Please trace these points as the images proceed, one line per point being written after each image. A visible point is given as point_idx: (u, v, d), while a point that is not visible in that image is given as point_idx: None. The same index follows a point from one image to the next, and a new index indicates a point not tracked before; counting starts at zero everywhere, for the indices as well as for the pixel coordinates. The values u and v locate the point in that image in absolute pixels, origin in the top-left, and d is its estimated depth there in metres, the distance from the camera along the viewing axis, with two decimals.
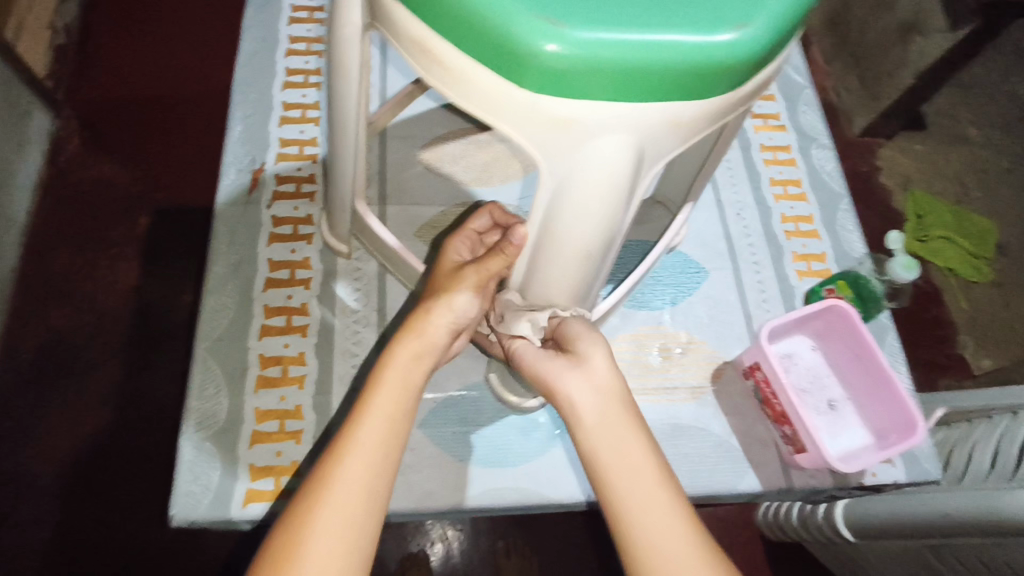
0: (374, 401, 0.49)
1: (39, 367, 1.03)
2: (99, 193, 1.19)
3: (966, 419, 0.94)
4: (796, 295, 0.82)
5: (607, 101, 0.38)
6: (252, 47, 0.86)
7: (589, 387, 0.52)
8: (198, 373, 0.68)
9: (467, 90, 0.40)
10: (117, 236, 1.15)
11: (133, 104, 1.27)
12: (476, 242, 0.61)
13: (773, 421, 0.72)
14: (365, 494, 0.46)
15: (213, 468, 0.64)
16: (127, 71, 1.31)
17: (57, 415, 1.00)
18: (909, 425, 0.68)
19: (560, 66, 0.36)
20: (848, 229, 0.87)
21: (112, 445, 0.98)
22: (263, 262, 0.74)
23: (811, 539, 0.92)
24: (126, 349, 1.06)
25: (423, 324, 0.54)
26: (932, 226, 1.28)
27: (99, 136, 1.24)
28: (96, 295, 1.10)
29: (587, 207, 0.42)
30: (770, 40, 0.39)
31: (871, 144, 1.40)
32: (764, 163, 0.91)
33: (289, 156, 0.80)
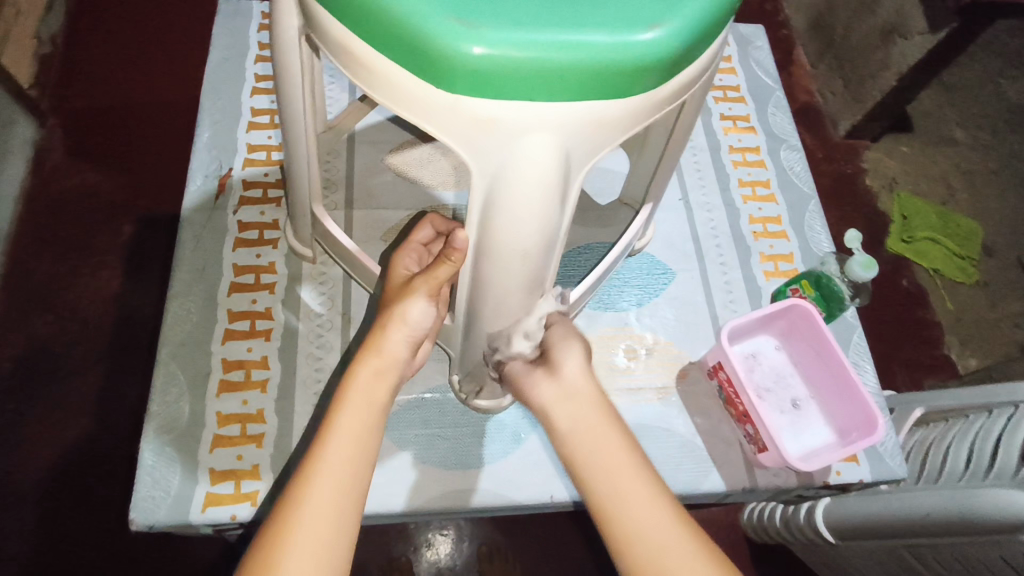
0: (339, 419, 0.50)
1: (20, 375, 1.03)
2: (83, 201, 1.19)
3: (943, 419, 0.93)
4: (763, 295, 0.82)
5: (528, 100, 0.38)
6: (222, 54, 0.87)
7: (563, 395, 0.54)
8: (161, 378, 0.68)
9: (392, 93, 0.40)
10: (101, 243, 1.16)
11: (116, 113, 1.28)
12: (423, 253, 0.63)
13: (737, 420, 0.73)
14: (335, 511, 0.45)
15: (174, 473, 0.64)
16: (111, 80, 1.32)
17: (39, 422, 1.00)
18: (869, 423, 0.68)
19: (477, 67, 0.37)
20: (815, 229, 0.88)
21: (96, 452, 0.99)
22: (228, 267, 0.74)
23: (795, 541, 0.90)
24: (110, 356, 1.06)
25: (381, 342, 0.55)
26: (918, 227, 1.30)
27: (83, 144, 1.25)
28: (79, 303, 1.10)
29: (519, 207, 0.43)
30: (687, 39, 0.39)
31: (856, 146, 1.40)
32: (732, 164, 0.92)
33: (257, 161, 0.80)
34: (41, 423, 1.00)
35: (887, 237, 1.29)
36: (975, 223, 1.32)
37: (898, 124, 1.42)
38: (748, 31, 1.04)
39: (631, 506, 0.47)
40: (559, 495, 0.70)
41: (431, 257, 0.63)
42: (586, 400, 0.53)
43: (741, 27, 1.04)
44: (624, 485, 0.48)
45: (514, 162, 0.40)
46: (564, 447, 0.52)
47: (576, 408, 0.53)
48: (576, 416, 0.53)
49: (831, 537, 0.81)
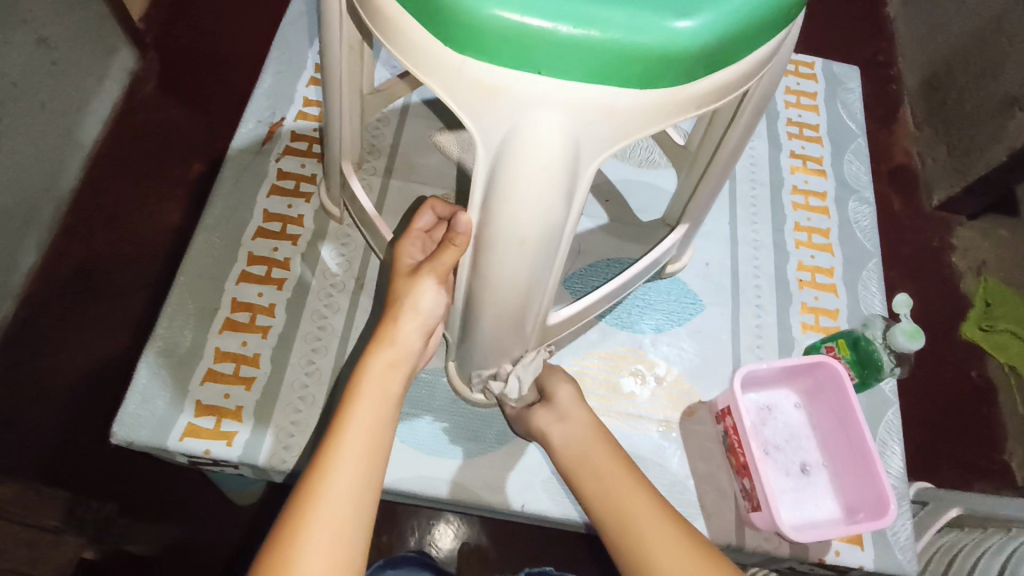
0: (354, 413, 0.50)
1: (74, 283, 1.09)
2: (163, 134, 1.25)
3: (983, 526, 0.84)
4: (795, 347, 0.77)
5: (538, 72, 0.36)
6: (303, 9, 0.89)
7: (561, 421, 0.62)
8: (172, 303, 0.70)
9: (404, 45, 0.39)
10: (171, 176, 1.21)
11: (211, 59, 1.34)
12: (425, 241, 0.60)
13: (736, 472, 0.68)
14: (353, 508, 0.46)
15: (162, 396, 0.65)
16: (211, 27, 1.38)
17: (79, 330, 1.05)
18: (879, 504, 0.62)
19: (488, 27, 0.35)
20: (870, 290, 0.81)
21: (125, 370, 1.03)
22: (258, 212, 0.75)
23: None
24: (158, 284, 1.11)
25: (394, 333, 0.55)
26: (1002, 318, 1.19)
27: (174, 82, 1.31)
28: (140, 227, 1.16)
29: (520, 190, 0.40)
30: (720, 36, 0.36)
31: (949, 220, 1.29)
32: (792, 206, 0.86)
33: (310, 116, 0.81)
34: (81, 334, 1.05)
35: (962, 322, 1.19)
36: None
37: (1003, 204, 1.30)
38: (840, 71, 0.98)
39: (608, 485, 0.56)
40: (530, 507, 0.66)
41: (435, 245, 0.60)
42: (583, 425, 0.61)
43: (834, 65, 0.98)
44: (607, 474, 0.57)
45: (517, 139, 0.38)
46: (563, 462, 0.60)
47: (572, 430, 0.61)
48: (572, 434, 0.61)
49: None
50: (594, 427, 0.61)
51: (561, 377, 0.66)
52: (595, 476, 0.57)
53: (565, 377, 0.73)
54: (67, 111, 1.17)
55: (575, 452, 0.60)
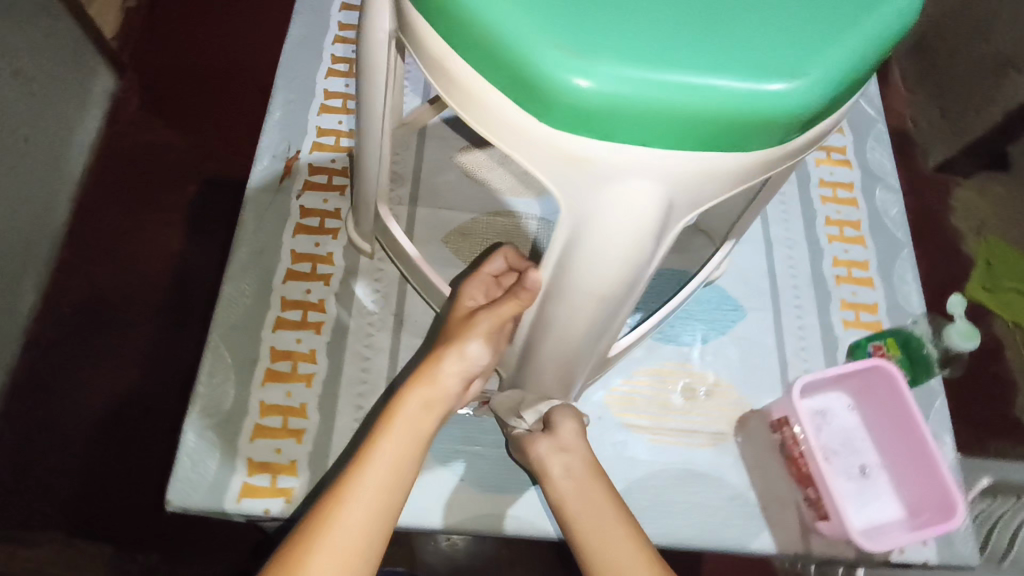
0: (380, 446, 0.48)
1: (78, 322, 0.97)
2: (154, 154, 1.10)
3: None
4: (839, 346, 0.76)
5: (632, 142, 0.35)
6: (302, 32, 0.85)
7: (558, 452, 0.59)
8: (209, 359, 0.67)
9: (484, 114, 0.37)
10: (166, 202, 1.07)
11: (190, 67, 1.17)
12: (492, 286, 0.58)
13: (797, 481, 0.69)
14: (364, 540, 0.45)
15: (213, 458, 0.63)
16: (186, 26, 1.21)
17: (85, 376, 0.94)
18: (948, 506, 0.63)
19: (581, 100, 0.33)
20: (905, 280, 0.81)
21: (139, 417, 0.92)
22: (286, 253, 0.73)
23: None
24: (163, 312, 0.99)
25: (433, 372, 0.52)
26: (1006, 277, 1.11)
27: (158, 92, 1.15)
28: (140, 257, 1.02)
29: (606, 251, 0.39)
30: (824, 94, 0.34)
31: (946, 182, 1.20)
32: (821, 199, 0.85)
33: (326, 146, 0.78)
34: (90, 389, 0.93)
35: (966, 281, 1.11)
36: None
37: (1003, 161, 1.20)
38: None
39: (595, 526, 0.53)
40: None
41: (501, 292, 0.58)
42: (584, 460, 0.58)
43: None
44: (594, 512, 0.54)
45: (605, 209, 0.37)
46: (558, 494, 0.57)
47: (569, 468, 0.58)
48: (570, 469, 0.58)
49: None
50: (591, 471, 0.57)
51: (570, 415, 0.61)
52: (584, 511, 0.54)
53: (615, 398, 0.72)
54: (52, 144, 1.03)
55: (574, 489, 0.56)
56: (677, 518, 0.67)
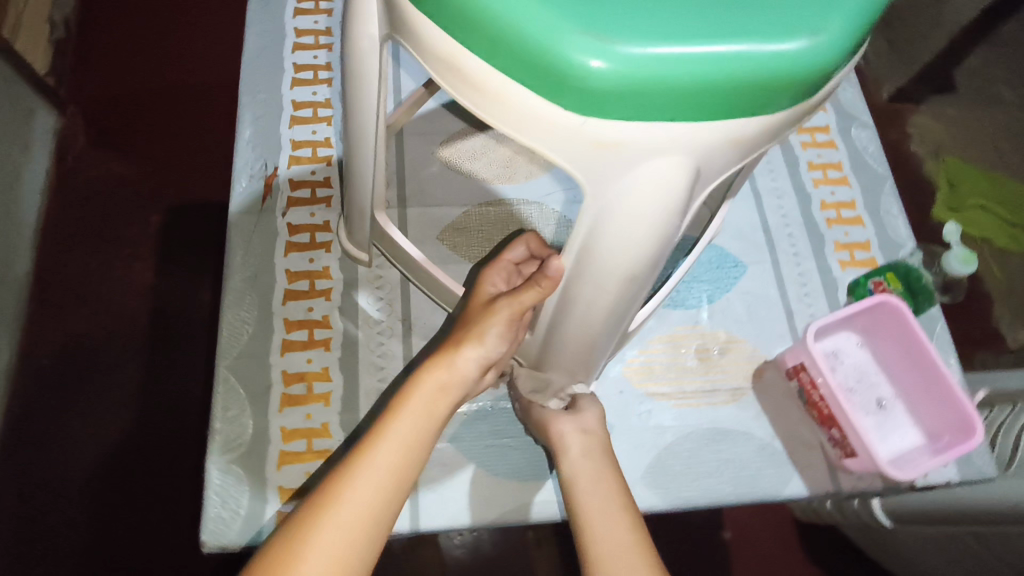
0: (394, 424, 0.47)
1: (59, 374, 0.91)
2: (112, 189, 1.02)
3: (1010, 402, 0.81)
4: (839, 286, 0.78)
5: (662, 120, 0.34)
6: (259, 43, 0.82)
7: (579, 429, 0.59)
8: (221, 393, 0.65)
9: (505, 111, 0.36)
10: (131, 235, 1.00)
11: (134, 90, 1.09)
12: (512, 273, 0.58)
13: (820, 424, 0.69)
14: (371, 516, 0.44)
15: (243, 492, 0.62)
16: (121, 46, 1.12)
17: (74, 428, 0.88)
18: (965, 426, 0.65)
19: (610, 84, 0.32)
20: (892, 213, 0.82)
21: (140, 463, 0.87)
22: (281, 274, 0.71)
23: (848, 525, 0.87)
24: (147, 349, 0.93)
25: (452, 357, 0.51)
26: (967, 195, 1.10)
27: (104, 123, 1.07)
28: (113, 296, 0.96)
29: (634, 231, 0.38)
30: (845, 47, 0.34)
31: (901, 111, 1.21)
32: (800, 146, 0.86)
33: (303, 158, 0.76)
34: (85, 445, 0.87)
35: (932, 205, 1.10)
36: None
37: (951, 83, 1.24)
38: None
39: (601, 508, 0.52)
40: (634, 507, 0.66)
41: (522, 280, 0.57)
42: (602, 445, 0.59)
43: None
44: (602, 494, 0.54)
45: (636, 189, 0.36)
46: (572, 469, 0.56)
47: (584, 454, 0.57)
48: (588, 448, 0.58)
49: (888, 523, 0.79)
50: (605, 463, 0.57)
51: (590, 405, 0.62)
52: (593, 492, 0.54)
53: (633, 369, 0.72)
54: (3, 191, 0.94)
55: (586, 467, 0.56)
56: (710, 478, 0.68)
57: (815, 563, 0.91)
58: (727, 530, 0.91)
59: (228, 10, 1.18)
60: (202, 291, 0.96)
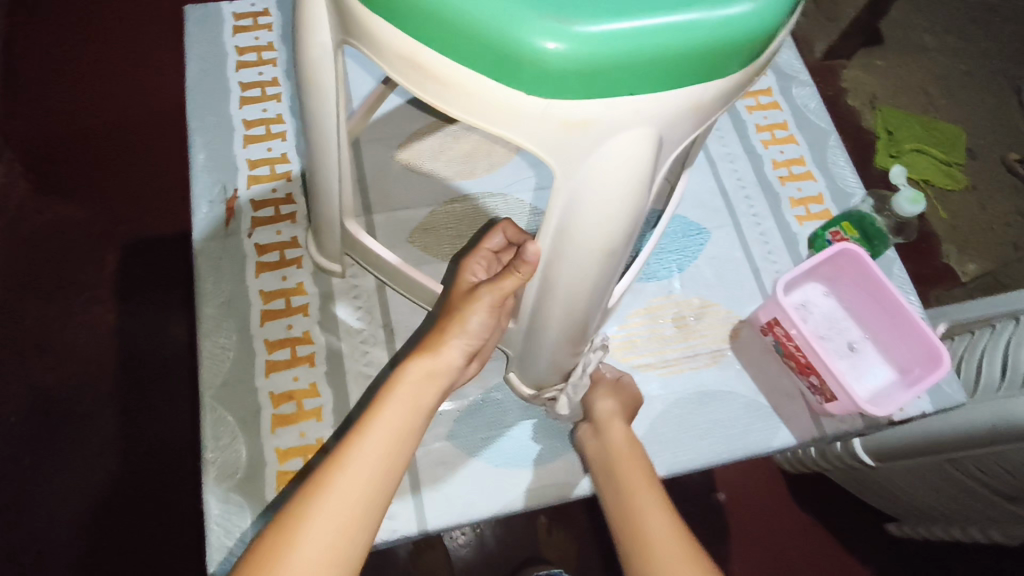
0: (383, 412, 0.47)
1: (32, 428, 0.88)
2: (63, 233, 0.99)
3: (967, 332, 0.86)
4: (799, 241, 0.81)
5: (625, 95, 0.35)
6: (199, 65, 0.81)
7: (594, 435, 0.63)
8: (211, 422, 0.64)
9: (469, 103, 0.37)
10: (88, 276, 0.97)
11: (72, 127, 1.06)
12: (494, 260, 0.58)
13: (798, 373, 0.72)
14: (363, 500, 0.44)
15: (245, 518, 0.61)
16: (53, 85, 1.09)
17: (56, 482, 0.85)
18: (933, 359, 0.68)
19: (572, 63, 0.33)
20: (840, 165, 0.86)
21: (132, 507, 0.85)
22: (255, 295, 0.70)
23: (835, 470, 0.91)
24: (122, 390, 0.91)
25: (438, 345, 0.52)
26: (904, 140, 1.15)
27: (45, 165, 1.03)
28: (81, 341, 0.93)
29: (606, 206, 0.40)
30: (787, 8, 0.36)
31: (835, 67, 1.25)
32: (746, 110, 0.89)
33: (262, 177, 0.76)
34: (69, 497, 0.85)
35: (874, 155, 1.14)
36: (958, 128, 1.20)
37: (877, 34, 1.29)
38: None
39: (629, 500, 0.55)
40: None
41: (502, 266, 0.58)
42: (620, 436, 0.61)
43: None
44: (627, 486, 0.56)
45: (606, 165, 0.38)
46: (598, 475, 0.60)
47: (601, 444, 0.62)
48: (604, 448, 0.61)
49: (871, 461, 0.84)
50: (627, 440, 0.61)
51: (633, 394, 0.68)
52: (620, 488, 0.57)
53: (615, 345, 0.74)
54: None
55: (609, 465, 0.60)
56: (702, 440, 0.70)
57: (809, 508, 0.95)
58: (721, 491, 0.94)
59: (159, 34, 1.15)
60: (169, 326, 0.95)
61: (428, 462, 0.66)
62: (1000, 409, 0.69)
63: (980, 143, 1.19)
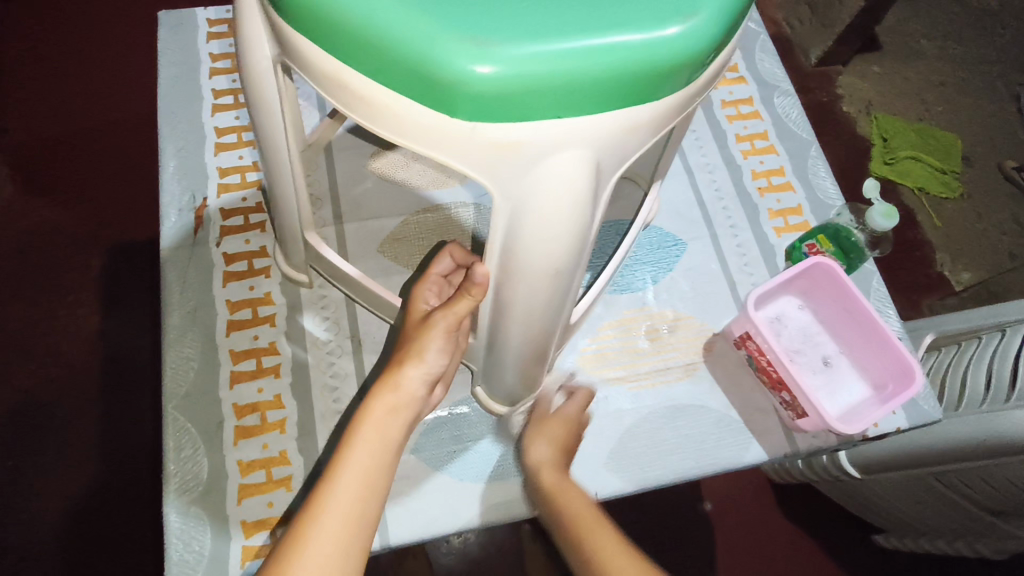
0: (351, 456, 0.46)
1: (10, 434, 0.87)
2: (43, 239, 0.99)
3: (955, 343, 0.84)
4: (777, 253, 0.80)
5: (557, 116, 0.35)
6: (172, 72, 0.80)
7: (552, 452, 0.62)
8: (172, 434, 0.64)
9: (402, 126, 0.37)
10: (69, 280, 0.97)
11: (53, 131, 1.06)
12: (443, 285, 0.58)
13: (771, 388, 0.71)
14: (341, 553, 0.43)
15: (205, 532, 0.60)
16: (35, 89, 1.09)
17: (36, 486, 0.85)
18: (907, 374, 0.67)
19: (501, 86, 0.33)
20: (820, 175, 0.85)
21: (110, 513, 0.84)
22: (221, 305, 0.70)
23: (820, 481, 0.89)
24: (103, 395, 0.90)
25: (397, 378, 0.50)
26: (899, 147, 1.14)
27: (26, 169, 1.03)
28: (59, 346, 0.93)
29: (551, 228, 0.39)
30: (720, 29, 0.35)
31: (828, 73, 1.23)
32: (726, 120, 0.88)
33: (232, 185, 0.75)
34: (49, 505, 0.84)
35: (869, 161, 1.14)
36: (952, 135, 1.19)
37: (868, 42, 1.28)
38: None
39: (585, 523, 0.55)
40: (603, 491, 0.67)
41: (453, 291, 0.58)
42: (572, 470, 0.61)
43: None
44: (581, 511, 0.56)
45: (542, 187, 0.37)
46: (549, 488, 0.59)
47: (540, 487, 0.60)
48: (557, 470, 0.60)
49: (856, 473, 0.82)
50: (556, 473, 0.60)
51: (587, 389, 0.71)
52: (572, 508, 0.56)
53: (586, 358, 0.73)
54: None
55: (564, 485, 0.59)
56: (675, 453, 0.69)
57: (797, 521, 0.93)
58: (707, 502, 0.93)
59: (143, 37, 1.14)
60: (148, 331, 0.94)
61: (393, 475, 0.65)
62: (980, 426, 0.68)
63: (974, 151, 1.18)
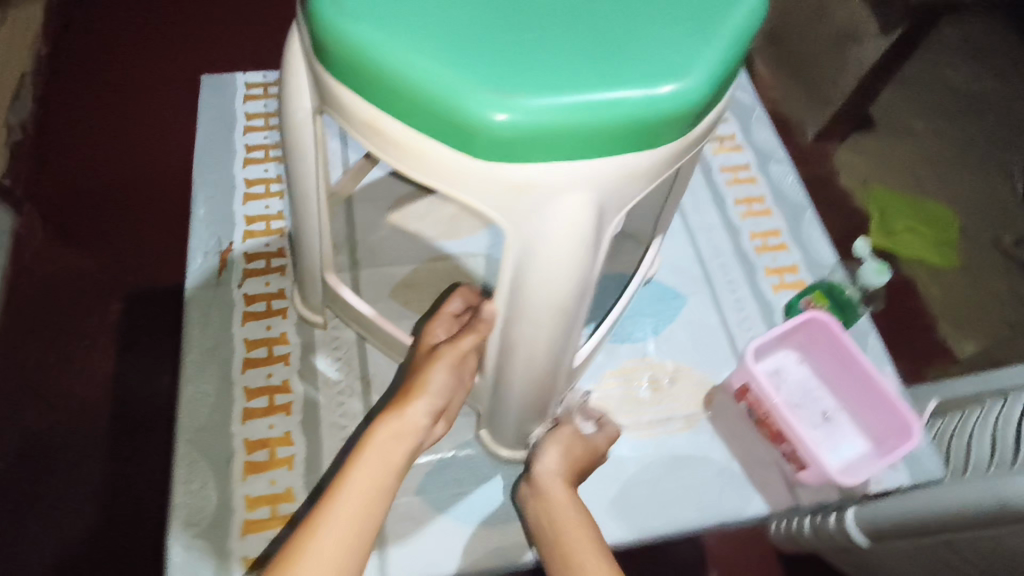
0: (351, 475, 0.48)
1: (17, 473, 0.88)
2: (70, 282, 1.03)
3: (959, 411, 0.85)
4: (774, 309, 0.83)
5: (566, 161, 0.39)
6: (209, 129, 0.87)
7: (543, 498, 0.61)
8: (182, 467, 0.65)
9: (427, 166, 0.41)
10: (89, 326, 1.00)
11: (89, 184, 1.12)
12: (455, 323, 0.61)
13: (772, 441, 0.72)
14: (334, 568, 0.45)
15: (207, 566, 0.61)
16: (77, 145, 1.16)
17: (35, 527, 0.85)
18: (904, 429, 0.69)
19: (517, 132, 0.37)
20: (814, 237, 0.89)
21: (108, 556, 0.84)
22: (239, 342, 0.73)
23: (827, 551, 0.85)
24: (108, 438, 0.92)
25: (402, 406, 0.52)
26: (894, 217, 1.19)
27: (60, 218, 1.08)
28: (74, 387, 0.95)
29: (556, 264, 0.42)
30: (711, 88, 0.39)
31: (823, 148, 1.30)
32: (725, 183, 0.93)
33: (257, 233, 0.80)
34: (46, 547, 0.84)
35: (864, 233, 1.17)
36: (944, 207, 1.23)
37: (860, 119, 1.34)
38: None
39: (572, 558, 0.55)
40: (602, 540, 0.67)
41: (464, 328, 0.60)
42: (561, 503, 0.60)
43: None
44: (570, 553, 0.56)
45: (552, 225, 0.41)
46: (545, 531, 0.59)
47: (548, 507, 0.60)
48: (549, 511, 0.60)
49: (863, 539, 0.78)
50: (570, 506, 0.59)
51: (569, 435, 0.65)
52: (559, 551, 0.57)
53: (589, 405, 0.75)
54: None
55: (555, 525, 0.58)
56: (676, 503, 0.70)
57: None
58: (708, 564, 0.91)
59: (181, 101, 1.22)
60: (159, 374, 0.96)
61: (396, 516, 0.66)
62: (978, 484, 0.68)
63: (965, 223, 1.22)
